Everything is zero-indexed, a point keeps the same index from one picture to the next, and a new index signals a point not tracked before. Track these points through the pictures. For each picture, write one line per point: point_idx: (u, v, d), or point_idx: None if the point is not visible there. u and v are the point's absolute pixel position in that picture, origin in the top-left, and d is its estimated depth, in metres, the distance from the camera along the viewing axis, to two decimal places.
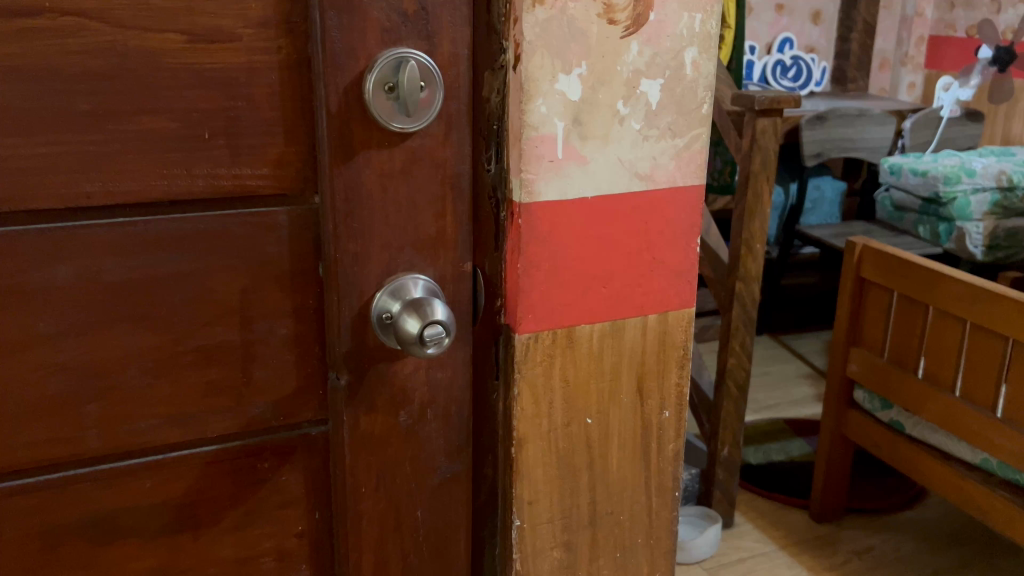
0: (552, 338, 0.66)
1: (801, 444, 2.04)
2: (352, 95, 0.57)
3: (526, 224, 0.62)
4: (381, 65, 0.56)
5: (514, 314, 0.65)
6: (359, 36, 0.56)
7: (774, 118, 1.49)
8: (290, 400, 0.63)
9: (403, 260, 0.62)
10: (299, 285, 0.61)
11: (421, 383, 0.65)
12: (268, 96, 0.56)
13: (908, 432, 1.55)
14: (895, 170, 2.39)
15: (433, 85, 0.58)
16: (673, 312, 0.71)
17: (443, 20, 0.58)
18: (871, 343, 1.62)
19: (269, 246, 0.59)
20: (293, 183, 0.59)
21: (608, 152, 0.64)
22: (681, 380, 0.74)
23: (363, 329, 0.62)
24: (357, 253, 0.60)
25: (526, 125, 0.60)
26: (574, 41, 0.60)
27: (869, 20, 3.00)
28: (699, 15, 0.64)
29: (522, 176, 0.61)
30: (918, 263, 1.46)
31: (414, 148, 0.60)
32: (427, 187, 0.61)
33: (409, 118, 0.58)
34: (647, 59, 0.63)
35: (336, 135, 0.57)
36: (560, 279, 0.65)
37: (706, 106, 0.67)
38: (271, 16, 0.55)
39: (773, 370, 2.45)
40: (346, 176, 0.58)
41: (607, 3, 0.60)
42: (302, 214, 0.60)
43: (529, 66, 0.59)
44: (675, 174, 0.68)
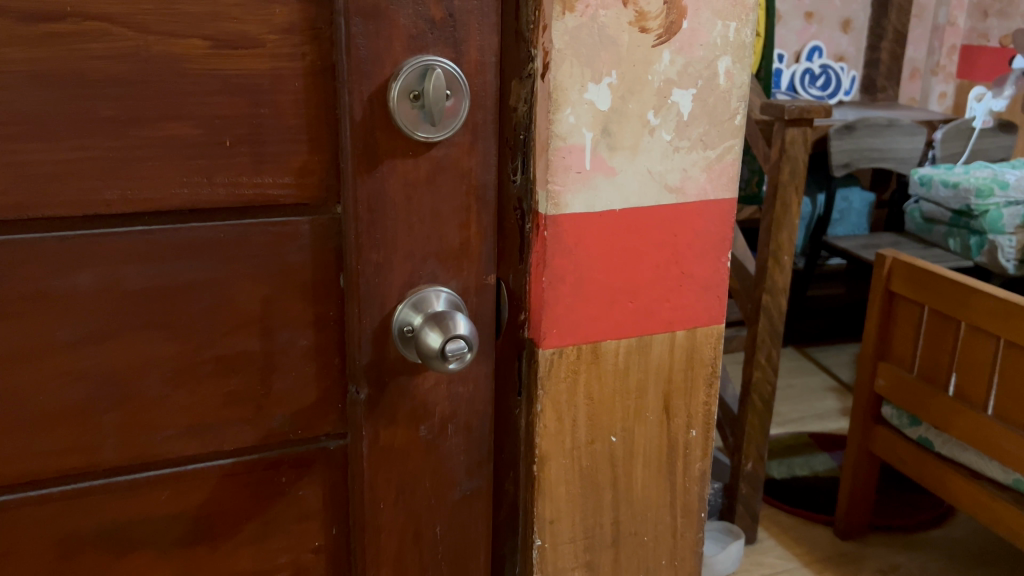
0: (576, 353, 0.65)
1: (825, 459, 2.01)
2: (376, 103, 0.56)
3: (552, 235, 0.61)
4: (407, 72, 0.55)
5: (538, 327, 0.63)
6: (384, 44, 0.55)
7: (804, 129, 1.47)
8: (311, 414, 0.61)
9: (426, 271, 0.60)
10: (320, 295, 0.59)
11: (442, 398, 0.63)
12: (293, 103, 0.55)
13: (937, 449, 1.52)
14: (925, 182, 2.35)
15: (458, 94, 0.57)
16: (702, 328, 0.70)
17: (471, 28, 0.57)
18: (899, 358, 1.59)
19: (291, 255, 0.58)
20: (316, 193, 0.57)
21: (637, 164, 0.63)
22: (709, 398, 0.72)
23: (384, 341, 0.60)
24: (379, 263, 0.59)
25: (554, 135, 0.59)
26: (603, 50, 0.59)
27: (900, 28, 2.95)
28: (733, 24, 0.63)
29: (548, 187, 0.60)
30: (950, 277, 1.43)
31: (438, 157, 0.58)
32: (452, 197, 0.60)
33: (434, 128, 0.57)
34: (679, 68, 0.62)
35: (361, 144, 0.56)
36: (585, 294, 0.64)
37: (739, 116, 0.65)
38: (296, 21, 0.54)
39: (797, 383, 2.41)
40: (369, 186, 0.57)
41: (639, 11, 0.59)
42: (324, 224, 0.58)
43: (557, 74, 0.58)
44: (706, 186, 0.66)
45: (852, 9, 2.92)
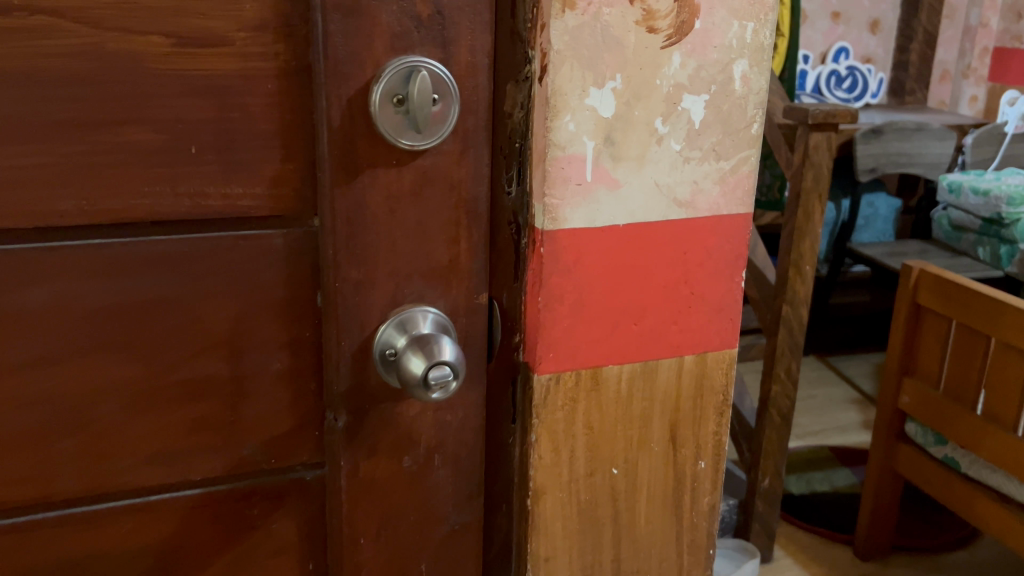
0: (575, 380, 0.60)
1: (846, 474, 1.95)
2: (356, 107, 0.51)
3: (549, 252, 0.56)
4: (391, 74, 0.50)
5: (533, 351, 0.58)
6: (365, 43, 0.50)
7: (828, 134, 1.41)
8: (285, 442, 0.57)
9: (412, 290, 0.56)
10: (295, 315, 0.55)
11: (428, 427, 0.59)
12: (265, 107, 0.50)
13: (964, 470, 1.45)
14: (955, 189, 2.28)
15: (447, 99, 0.52)
16: (712, 352, 0.64)
17: (462, 27, 0.52)
18: (925, 373, 1.53)
19: (263, 272, 0.53)
20: (291, 204, 0.53)
21: (643, 176, 0.57)
22: (719, 428, 0.66)
23: (364, 366, 0.56)
24: (359, 281, 0.54)
25: (552, 144, 0.54)
26: (607, 51, 0.54)
27: (930, 29, 2.86)
28: (751, 24, 0.57)
29: (546, 200, 0.55)
30: (980, 291, 1.36)
31: (426, 166, 0.54)
32: (439, 210, 0.55)
33: (419, 135, 0.52)
34: (690, 72, 0.56)
35: (339, 152, 0.51)
36: (585, 315, 0.59)
37: (756, 125, 0.60)
38: (270, 18, 0.49)
39: (818, 394, 2.34)
40: (348, 198, 0.52)
41: (647, 9, 0.54)
42: (299, 239, 0.53)
43: (556, 78, 0.53)
44: (719, 201, 0.61)
45: (882, 9, 2.82)
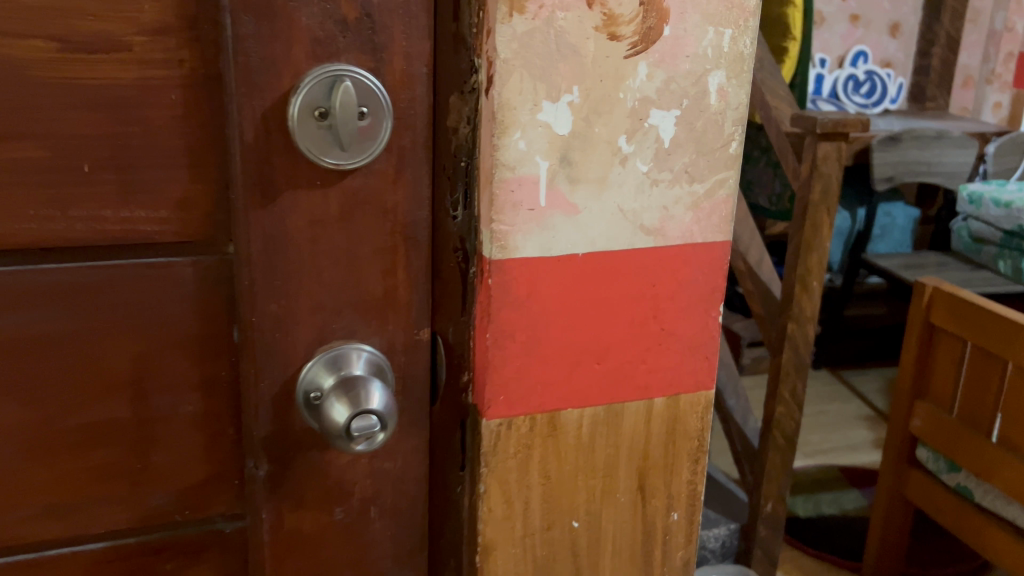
0: (530, 425, 0.54)
1: (856, 496, 1.87)
2: (273, 122, 0.45)
3: (499, 285, 0.50)
4: (311, 84, 0.44)
5: (481, 393, 0.52)
6: (282, 49, 0.44)
7: (838, 143, 1.34)
8: (199, 491, 0.51)
9: (341, 326, 0.50)
10: (209, 353, 0.49)
11: (362, 474, 0.53)
12: (168, 121, 0.44)
13: (977, 500, 1.37)
14: (975, 200, 2.18)
15: (377, 113, 0.46)
16: (686, 394, 0.58)
17: (395, 31, 0.46)
18: (938, 397, 1.45)
19: (170, 305, 0.47)
20: (201, 230, 0.47)
21: (605, 200, 0.51)
22: (694, 477, 0.60)
23: (287, 411, 0.50)
24: (279, 315, 0.48)
25: (500, 164, 0.48)
26: (561, 61, 0.47)
27: (953, 33, 2.75)
28: (728, 31, 0.51)
29: (493, 226, 0.49)
30: (998, 312, 1.28)
31: (355, 187, 0.48)
32: (371, 237, 0.49)
33: (344, 153, 0.46)
34: (658, 85, 0.50)
35: (253, 172, 0.45)
36: (540, 355, 0.53)
37: (734, 143, 0.54)
38: (171, 20, 0.43)
39: (829, 410, 2.26)
40: (265, 223, 0.46)
41: (608, 13, 0.48)
42: (211, 268, 0.48)
43: (504, 89, 0.46)
44: (692, 227, 0.54)
45: (902, 12, 2.73)
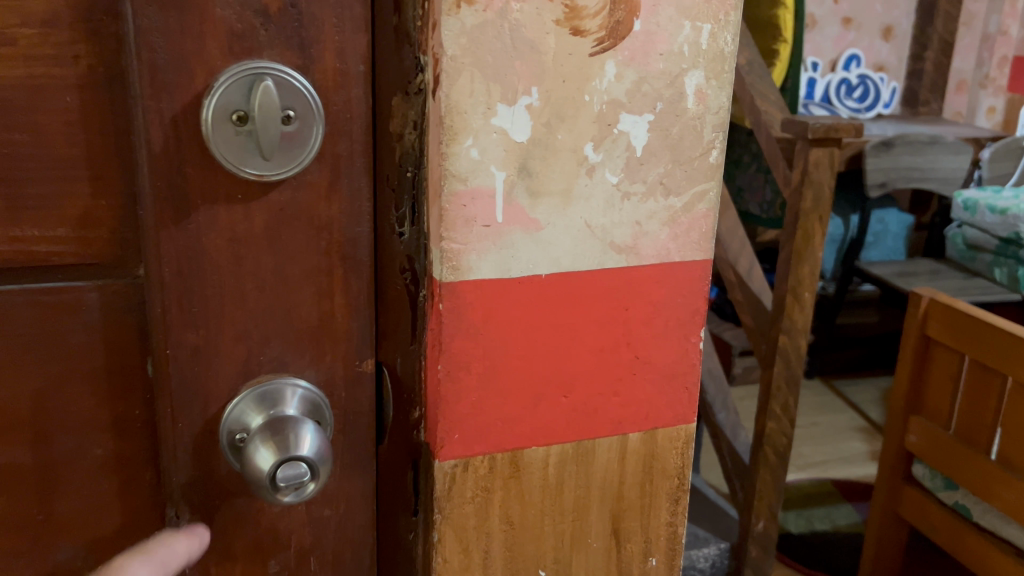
0: (489, 466, 0.48)
1: (849, 512, 1.81)
2: (185, 127, 0.39)
3: (450, 311, 0.44)
4: (228, 84, 0.38)
5: (434, 432, 0.46)
6: (193, 44, 0.38)
7: (829, 149, 1.28)
8: (113, 543, 0.45)
9: (271, 358, 0.44)
10: (120, 389, 0.43)
11: (299, 523, 0.48)
12: (64, 126, 0.39)
13: (975, 520, 1.32)
14: (970, 206, 2.13)
15: (306, 118, 0.40)
16: (664, 428, 0.52)
17: (325, 24, 0.40)
18: (934, 412, 1.40)
19: (72, 335, 0.42)
20: (107, 251, 0.41)
21: (570, 215, 0.46)
22: (674, 519, 0.54)
23: (210, 454, 0.44)
24: (198, 346, 0.43)
25: (449, 174, 0.42)
26: (518, 58, 0.42)
27: (946, 37, 2.68)
28: (706, 26, 0.45)
29: (443, 244, 0.43)
30: (997, 325, 1.23)
31: (284, 202, 0.42)
32: (303, 258, 0.43)
33: (267, 162, 0.40)
34: (628, 86, 0.45)
35: (164, 184, 0.40)
36: (500, 388, 0.47)
37: (715, 152, 0.48)
38: (63, 11, 0.37)
39: (822, 421, 2.21)
40: (179, 244, 0.41)
41: (570, 4, 0.42)
42: (120, 293, 0.42)
43: (452, 91, 0.41)
44: (668, 245, 0.49)
45: (895, 15, 2.66)
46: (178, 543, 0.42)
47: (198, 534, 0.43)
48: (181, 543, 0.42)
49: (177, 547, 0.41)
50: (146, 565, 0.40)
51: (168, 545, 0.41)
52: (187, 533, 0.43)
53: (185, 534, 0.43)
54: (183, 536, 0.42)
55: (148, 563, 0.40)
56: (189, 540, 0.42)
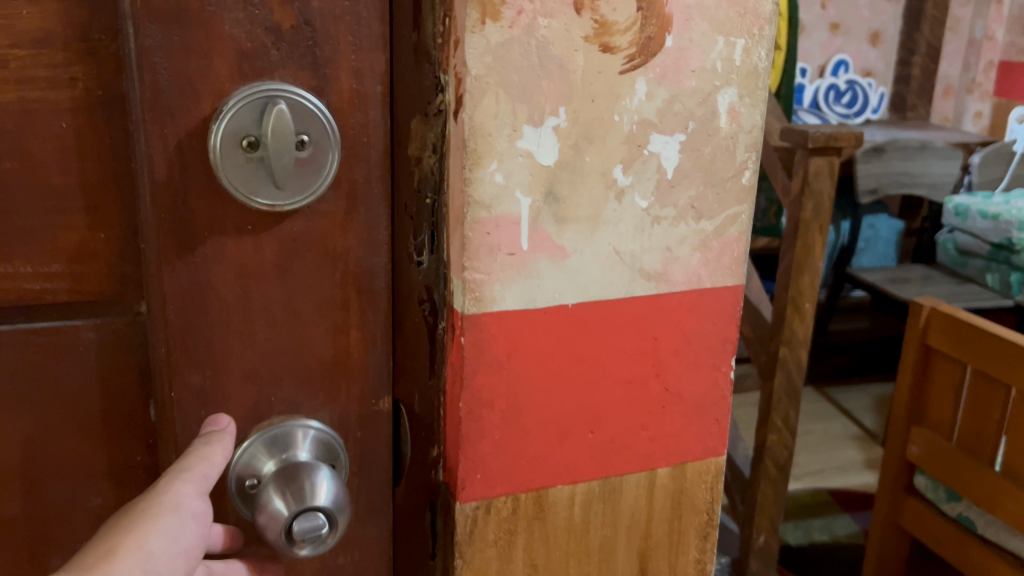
0: (512, 507, 0.45)
1: (847, 522, 1.80)
2: (191, 154, 0.36)
3: (473, 345, 0.42)
4: (237, 107, 0.36)
5: (454, 473, 0.44)
6: (198, 66, 0.35)
7: (829, 158, 1.27)
8: None
9: (282, 399, 0.41)
10: (120, 433, 0.40)
11: (311, 571, 0.45)
12: (59, 154, 0.36)
13: (980, 532, 1.30)
14: (962, 212, 2.15)
15: (321, 143, 0.37)
16: (693, 462, 0.50)
17: (340, 42, 0.38)
18: (936, 423, 1.38)
19: (68, 378, 0.38)
20: (106, 287, 0.38)
21: (598, 241, 0.43)
22: (702, 555, 0.52)
23: (217, 503, 0.41)
24: (204, 388, 0.40)
25: (472, 201, 0.39)
26: (545, 77, 0.39)
27: (933, 43, 2.64)
28: (740, 41, 0.43)
29: (466, 274, 0.40)
30: (1000, 335, 1.21)
31: (297, 232, 0.39)
32: (315, 292, 0.40)
33: (280, 191, 0.37)
34: (659, 105, 0.42)
35: (168, 216, 0.37)
36: (524, 425, 0.44)
37: (747, 173, 0.46)
38: (57, 30, 0.34)
39: (816, 429, 2.19)
40: (184, 279, 0.38)
41: (600, 20, 0.40)
42: (120, 331, 0.39)
43: (476, 112, 0.38)
44: (699, 271, 0.46)
45: (882, 20, 2.61)
46: (213, 450, 0.37)
47: (224, 430, 0.39)
48: (218, 450, 0.38)
49: (216, 456, 0.37)
50: (192, 485, 0.36)
51: (206, 456, 0.37)
52: (214, 433, 0.39)
53: (212, 433, 0.39)
54: (216, 440, 0.38)
55: (192, 482, 0.36)
56: (221, 443, 0.38)
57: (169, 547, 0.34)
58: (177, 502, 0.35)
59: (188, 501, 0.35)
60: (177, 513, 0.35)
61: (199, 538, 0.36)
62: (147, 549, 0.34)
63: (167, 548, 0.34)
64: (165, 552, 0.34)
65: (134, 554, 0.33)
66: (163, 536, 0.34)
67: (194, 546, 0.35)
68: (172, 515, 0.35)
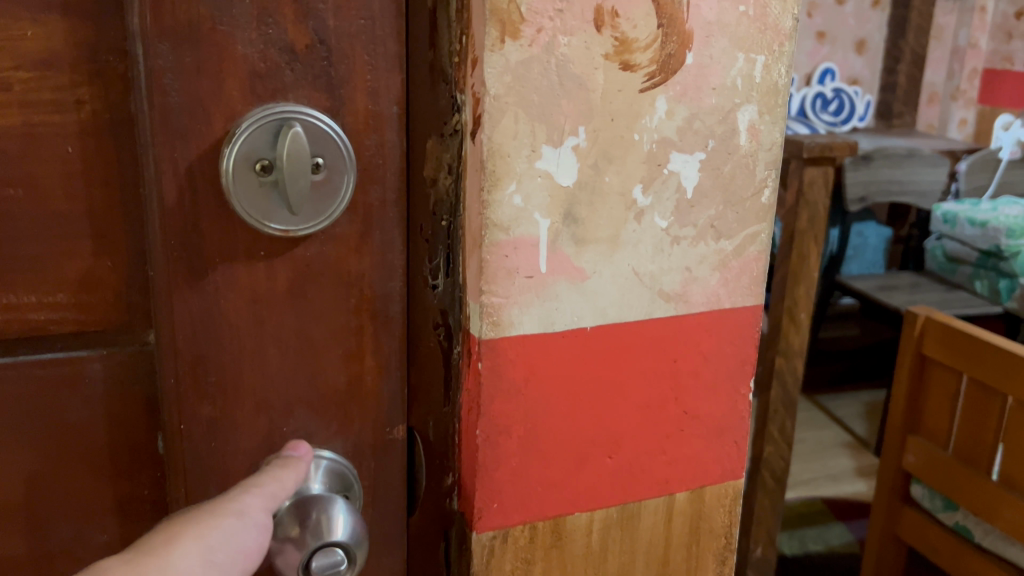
0: (530, 535, 0.44)
1: (842, 532, 1.79)
2: (202, 177, 0.35)
3: (491, 370, 0.40)
4: (251, 130, 0.34)
5: (470, 502, 0.42)
6: (210, 87, 0.34)
7: (825, 168, 1.26)
8: None
9: (294, 429, 0.40)
10: (127, 468, 0.39)
11: None
12: (64, 180, 0.35)
13: (977, 541, 1.29)
14: (950, 219, 2.15)
15: (337, 166, 0.36)
16: (712, 486, 0.49)
17: (356, 61, 0.36)
18: (933, 432, 1.38)
19: (72, 411, 0.37)
20: (113, 318, 0.37)
21: (617, 262, 0.42)
22: None
23: None
24: (215, 419, 0.38)
25: (490, 223, 0.38)
26: (564, 96, 0.38)
27: (918, 50, 2.66)
28: (760, 58, 0.43)
29: (484, 299, 0.39)
30: (996, 343, 1.21)
31: (311, 257, 0.38)
32: (329, 318, 0.39)
33: (294, 216, 0.36)
34: (679, 123, 0.41)
35: (177, 242, 0.35)
36: (542, 451, 0.43)
37: (766, 192, 0.45)
38: (62, 51, 0.33)
39: (808, 437, 2.19)
40: (194, 306, 0.36)
41: (620, 37, 0.39)
42: (127, 362, 0.37)
43: (494, 133, 0.37)
44: (717, 291, 0.46)
45: (867, 29, 2.62)
46: (286, 473, 0.37)
47: (302, 457, 0.38)
48: (291, 474, 0.37)
49: (288, 479, 0.37)
50: (260, 499, 0.35)
51: (277, 476, 0.36)
52: (291, 459, 0.38)
53: (289, 458, 0.38)
54: (292, 463, 0.38)
55: (259, 496, 0.35)
56: (297, 468, 0.38)
57: (225, 545, 0.33)
58: (241, 509, 0.34)
59: (253, 512, 0.35)
60: (240, 518, 0.34)
61: (257, 550, 0.34)
62: (207, 542, 0.32)
63: (225, 545, 0.33)
64: (221, 548, 0.33)
65: (191, 541, 0.32)
66: (223, 533, 0.33)
67: (250, 554, 0.34)
68: (235, 519, 0.34)
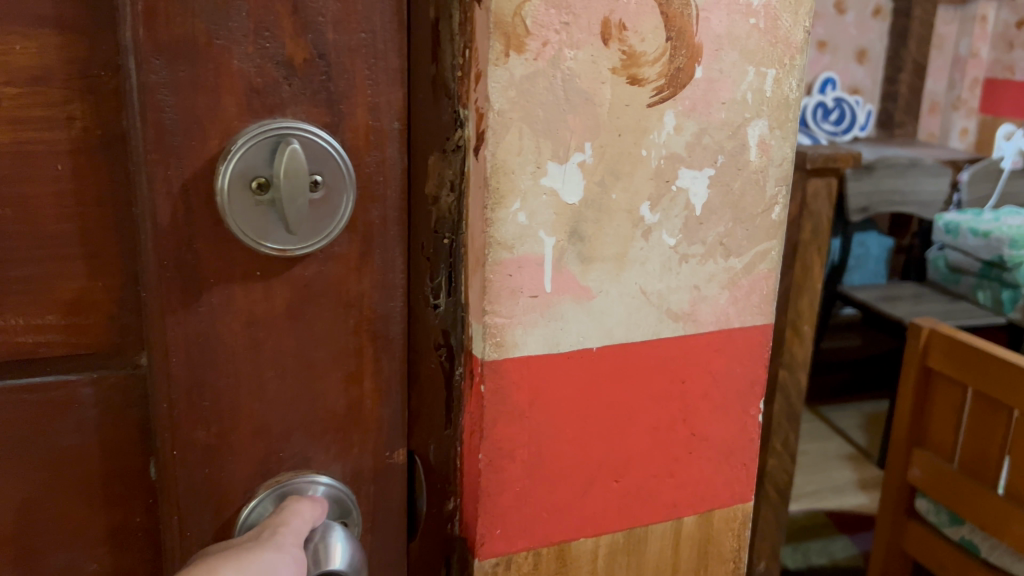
0: (533, 561, 0.43)
1: (845, 544, 1.78)
2: (196, 196, 0.34)
3: (494, 393, 0.39)
4: (248, 147, 0.33)
5: (472, 528, 0.41)
6: (206, 103, 0.33)
7: (828, 180, 1.25)
8: None
9: (291, 455, 0.38)
10: (119, 495, 0.37)
11: None
12: (55, 199, 0.33)
13: (983, 555, 1.27)
14: (952, 229, 2.14)
15: (335, 184, 0.35)
16: (720, 510, 0.48)
17: (356, 76, 0.35)
18: (938, 446, 1.37)
19: (62, 438, 0.36)
20: (104, 341, 0.36)
21: (624, 282, 0.41)
22: None
23: None
24: (210, 445, 0.37)
25: (494, 242, 0.37)
26: (571, 111, 0.37)
27: (920, 60, 2.64)
28: (771, 71, 0.42)
29: (487, 319, 0.38)
30: (1001, 356, 1.20)
31: (309, 277, 0.37)
32: (328, 340, 0.38)
33: (292, 236, 0.34)
34: (688, 139, 0.40)
35: (172, 263, 0.34)
36: (547, 476, 0.42)
37: (776, 209, 0.44)
38: (54, 66, 0.32)
39: (811, 449, 2.17)
40: (188, 329, 0.35)
41: (628, 51, 0.38)
42: (120, 386, 0.36)
43: (498, 149, 0.36)
44: (727, 310, 0.44)
45: (869, 38, 2.60)
46: (303, 507, 0.36)
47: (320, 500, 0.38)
48: (308, 507, 0.36)
49: (306, 512, 0.36)
50: (292, 535, 0.34)
51: (298, 511, 0.36)
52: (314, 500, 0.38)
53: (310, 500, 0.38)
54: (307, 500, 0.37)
55: (291, 533, 0.34)
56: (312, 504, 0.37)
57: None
58: (278, 543, 0.33)
59: (291, 545, 0.34)
60: (278, 552, 0.33)
61: None
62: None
63: None
64: None
65: None
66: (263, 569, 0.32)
67: None
68: (273, 552, 0.33)
